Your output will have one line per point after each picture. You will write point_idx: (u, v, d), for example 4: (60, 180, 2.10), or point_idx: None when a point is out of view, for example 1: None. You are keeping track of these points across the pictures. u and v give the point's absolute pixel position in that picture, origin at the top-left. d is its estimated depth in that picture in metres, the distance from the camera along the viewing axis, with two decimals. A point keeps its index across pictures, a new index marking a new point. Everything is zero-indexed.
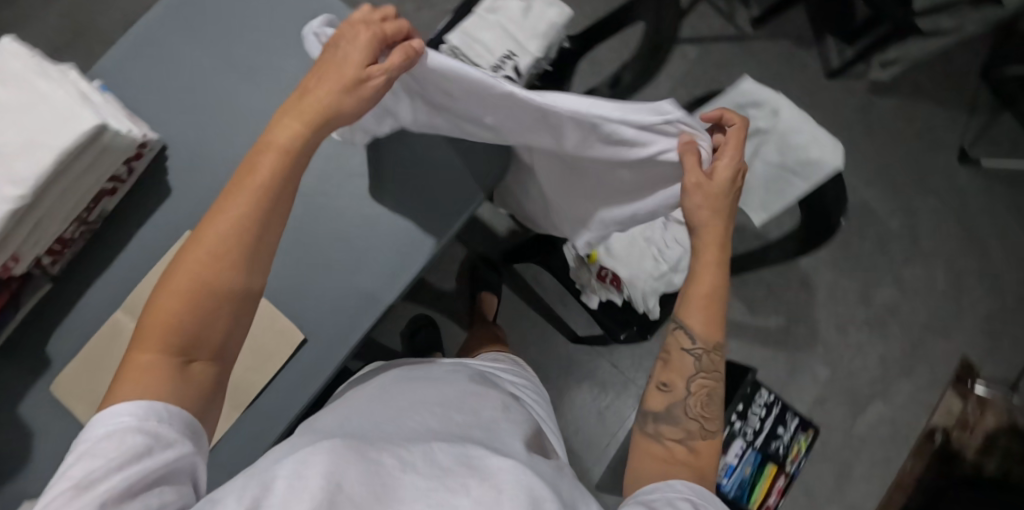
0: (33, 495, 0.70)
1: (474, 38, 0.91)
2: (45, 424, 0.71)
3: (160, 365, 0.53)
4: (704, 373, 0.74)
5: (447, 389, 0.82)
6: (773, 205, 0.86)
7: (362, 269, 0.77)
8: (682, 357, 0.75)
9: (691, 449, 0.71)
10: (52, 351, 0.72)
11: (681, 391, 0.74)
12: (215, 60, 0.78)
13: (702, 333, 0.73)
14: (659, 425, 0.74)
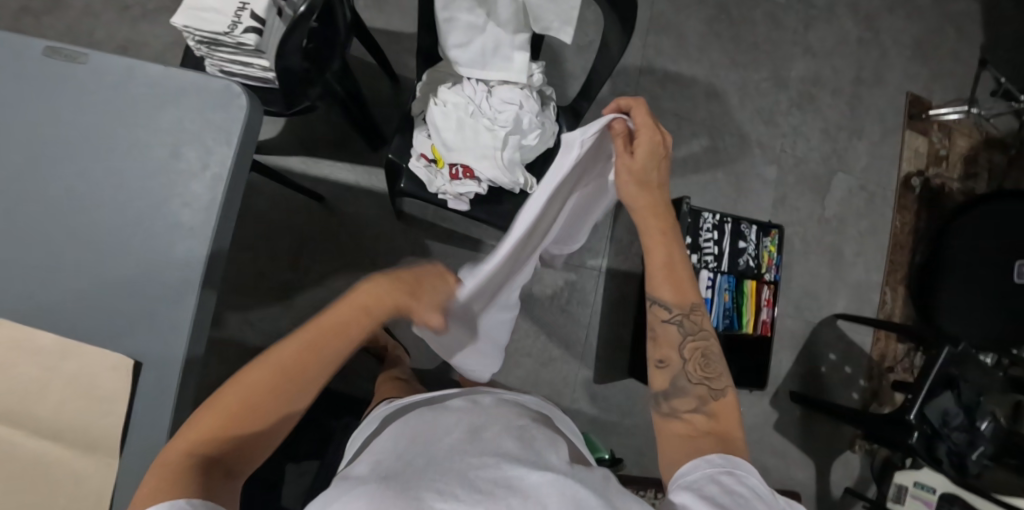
0: None
1: (198, 5, 0.82)
2: None
3: (184, 468, 0.55)
4: (692, 338, 0.75)
5: (466, 412, 0.77)
6: (569, 11, 0.78)
7: (151, 276, 0.72)
8: (666, 329, 0.76)
9: (708, 415, 0.69)
10: None
11: (679, 363, 0.74)
12: None
13: (674, 301, 0.76)
14: (670, 401, 0.72)
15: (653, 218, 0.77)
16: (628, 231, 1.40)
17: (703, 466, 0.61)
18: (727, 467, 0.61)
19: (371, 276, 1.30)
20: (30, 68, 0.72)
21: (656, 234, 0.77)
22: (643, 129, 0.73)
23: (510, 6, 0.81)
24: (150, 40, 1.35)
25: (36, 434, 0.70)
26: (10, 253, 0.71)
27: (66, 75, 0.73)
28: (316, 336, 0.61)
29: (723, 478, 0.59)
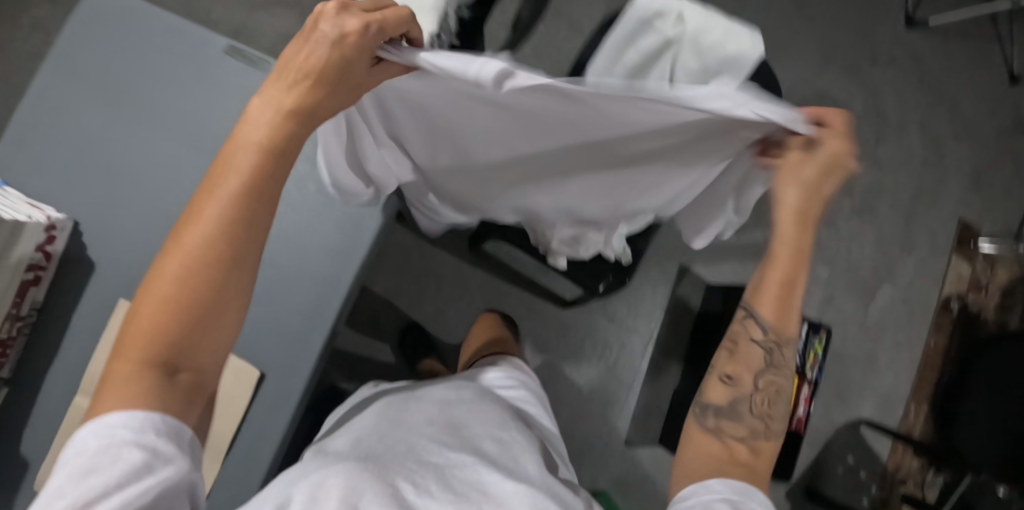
0: None
1: None
2: None
3: (140, 373, 0.45)
4: (773, 371, 0.63)
5: (448, 399, 0.73)
6: None
7: (288, 292, 0.75)
8: (749, 349, 0.64)
9: (752, 449, 0.62)
10: (28, 453, 0.73)
11: (749, 389, 0.63)
12: (98, 124, 0.75)
13: (776, 326, 0.62)
14: (720, 420, 0.63)
15: (793, 224, 0.58)
16: (684, 305, 1.43)
17: (705, 490, 0.58)
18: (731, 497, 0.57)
19: (433, 303, 1.32)
20: (211, 65, 0.76)
21: (793, 254, 0.60)
22: (832, 137, 0.52)
23: None
24: (265, 37, 1.39)
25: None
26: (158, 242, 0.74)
27: (244, 78, 0.76)
28: (253, 162, 0.48)
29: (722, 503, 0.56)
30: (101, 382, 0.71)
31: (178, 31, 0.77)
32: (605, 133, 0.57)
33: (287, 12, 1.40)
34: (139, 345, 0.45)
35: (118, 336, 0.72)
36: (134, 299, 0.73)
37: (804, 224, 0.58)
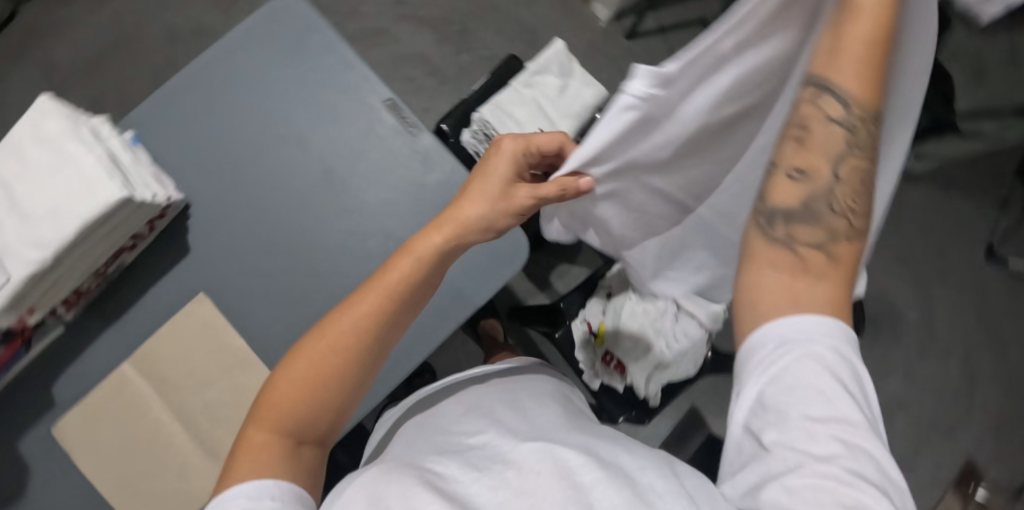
0: None
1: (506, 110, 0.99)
2: (43, 461, 0.75)
3: (272, 445, 0.49)
4: (858, 152, 0.45)
5: (486, 395, 0.65)
6: None
7: None
8: (828, 129, 0.45)
9: (830, 255, 0.45)
10: (55, 394, 0.75)
11: (828, 178, 0.45)
12: (241, 121, 0.77)
13: (858, 93, 0.44)
14: (790, 224, 0.45)
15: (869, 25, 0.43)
16: None
17: (782, 325, 0.43)
18: (827, 350, 0.42)
19: (457, 356, 1.31)
20: (365, 111, 0.79)
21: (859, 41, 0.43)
22: None
23: None
24: (403, 52, 1.43)
25: (175, 413, 0.74)
26: (250, 254, 0.76)
27: (391, 135, 0.79)
28: (406, 266, 0.55)
29: (815, 378, 0.41)
30: (152, 363, 0.74)
31: (346, 65, 0.79)
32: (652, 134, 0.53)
33: (428, 32, 1.43)
34: (273, 414, 0.50)
35: (185, 327, 0.74)
36: (212, 296, 0.75)
37: (890, 21, 0.43)
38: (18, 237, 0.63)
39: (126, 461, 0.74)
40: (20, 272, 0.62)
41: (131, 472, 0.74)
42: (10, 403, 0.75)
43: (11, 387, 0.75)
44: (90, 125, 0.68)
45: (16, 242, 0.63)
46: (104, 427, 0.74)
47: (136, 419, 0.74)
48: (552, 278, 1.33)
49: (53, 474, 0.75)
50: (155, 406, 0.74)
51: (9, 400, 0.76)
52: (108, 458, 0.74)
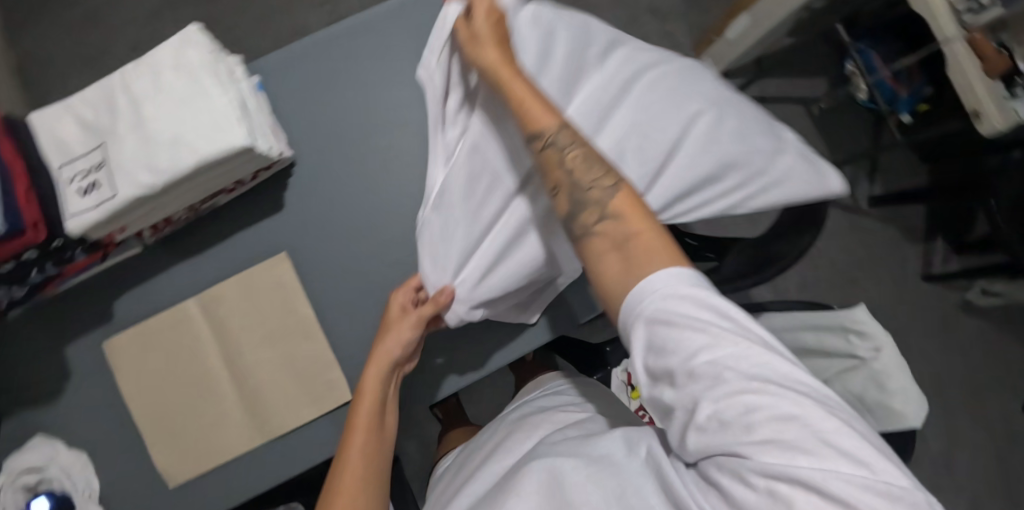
0: (61, 425, 0.76)
1: None
2: (89, 371, 0.76)
3: None
4: (574, 145, 0.58)
5: (498, 436, 0.78)
6: None
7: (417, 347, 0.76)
8: (546, 152, 0.58)
9: (612, 216, 0.56)
10: (115, 310, 0.76)
11: (565, 179, 0.58)
12: (366, 97, 0.77)
13: (547, 120, 0.58)
14: (575, 219, 0.57)
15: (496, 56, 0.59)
16: None
17: (636, 296, 0.52)
18: (686, 295, 0.50)
19: None
20: None
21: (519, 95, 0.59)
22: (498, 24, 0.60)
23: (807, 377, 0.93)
24: None
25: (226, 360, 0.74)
26: (341, 232, 0.76)
27: None
28: (370, 382, 0.69)
29: (686, 329, 0.48)
30: (219, 306, 0.74)
31: None
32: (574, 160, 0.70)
33: None
34: None
35: (260, 280, 0.74)
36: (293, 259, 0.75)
37: (511, 66, 0.59)
38: (136, 158, 0.61)
39: (165, 394, 0.74)
40: (129, 193, 0.61)
41: (167, 406, 0.74)
42: (69, 307, 0.76)
43: (74, 292, 0.76)
44: (228, 64, 0.66)
45: (132, 163, 0.61)
46: (152, 353, 0.75)
47: (187, 354, 0.74)
48: None
49: (96, 387, 0.76)
50: (208, 348, 0.74)
51: (68, 304, 0.76)
52: (151, 384, 0.75)
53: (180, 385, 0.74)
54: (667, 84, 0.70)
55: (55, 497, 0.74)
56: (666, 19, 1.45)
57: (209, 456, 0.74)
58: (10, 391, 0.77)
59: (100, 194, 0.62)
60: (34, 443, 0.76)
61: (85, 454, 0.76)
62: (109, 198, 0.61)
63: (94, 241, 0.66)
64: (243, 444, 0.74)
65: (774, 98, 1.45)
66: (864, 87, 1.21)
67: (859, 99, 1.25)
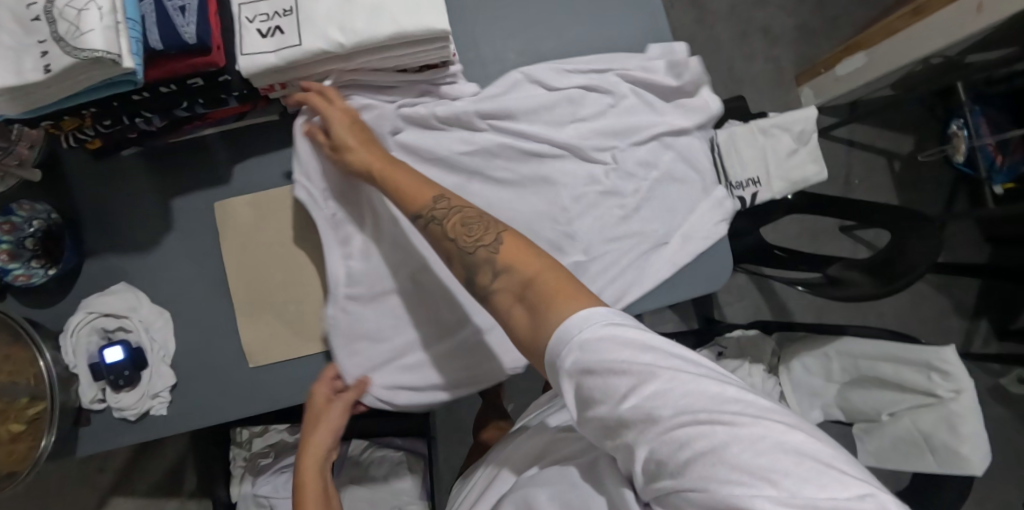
0: (147, 277, 0.73)
1: (737, 146, 0.93)
2: (190, 229, 0.74)
3: None
4: (451, 219, 0.58)
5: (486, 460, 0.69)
6: (892, 461, 0.92)
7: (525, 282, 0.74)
8: (433, 232, 0.59)
9: (494, 276, 0.54)
10: (235, 173, 0.74)
11: (456, 244, 0.57)
12: (540, 28, 0.77)
13: (415, 200, 0.60)
14: (472, 293, 0.57)
15: (348, 128, 0.64)
16: None
17: (556, 342, 0.47)
18: (607, 334, 0.46)
19: None
20: (654, 79, 0.77)
21: (367, 155, 0.64)
22: (327, 108, 0.64)
23: (871, 406, 0.94)
24: None
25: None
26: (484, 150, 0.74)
27: (651, 114, 0.78)
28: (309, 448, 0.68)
29: (601, 373, 0.45)
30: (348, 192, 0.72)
31: (656, 30, 0.79)
32: (597, 196, 0.75)
33: None
34: None
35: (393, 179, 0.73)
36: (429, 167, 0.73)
37: (364, 132, 0.65)
38: (330, 11, 0.58)
39: (268, 272, 0.72)
40: (316, 46, 0.58)
41: (268, 284, 0.72)
42: (187, 159, 0.74)
43: (197, 145, 0.74)
44: None
45: (324, 15, 0.58)
46: (265, 227, 0.72)
47: (301, 236, 0.73)
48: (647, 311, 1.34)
49: (194, 247, 0.74)
50: (324, 235, 0.72)
51: (187, 156, 0.74)
52: (254, 257, 0.72)
53: (288, 265, 0.72)
54: (597, 66, 0.76)
55: (129, 350, 0.70)
56: (777, 44, 1.46)
57: (298, 345, 0.72)
58: (103, 232, 0.74)
59: (281, 40, 0.58)
60: (114, 290, 0.72)
61: (168, 313, 0.72)
62: (292, 45, 0.58)
63: (254, 88, 0.63)
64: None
65: (861, 145, 1.47)
66: (964, 148, 1.24)
67: (956, 161, 1.27)
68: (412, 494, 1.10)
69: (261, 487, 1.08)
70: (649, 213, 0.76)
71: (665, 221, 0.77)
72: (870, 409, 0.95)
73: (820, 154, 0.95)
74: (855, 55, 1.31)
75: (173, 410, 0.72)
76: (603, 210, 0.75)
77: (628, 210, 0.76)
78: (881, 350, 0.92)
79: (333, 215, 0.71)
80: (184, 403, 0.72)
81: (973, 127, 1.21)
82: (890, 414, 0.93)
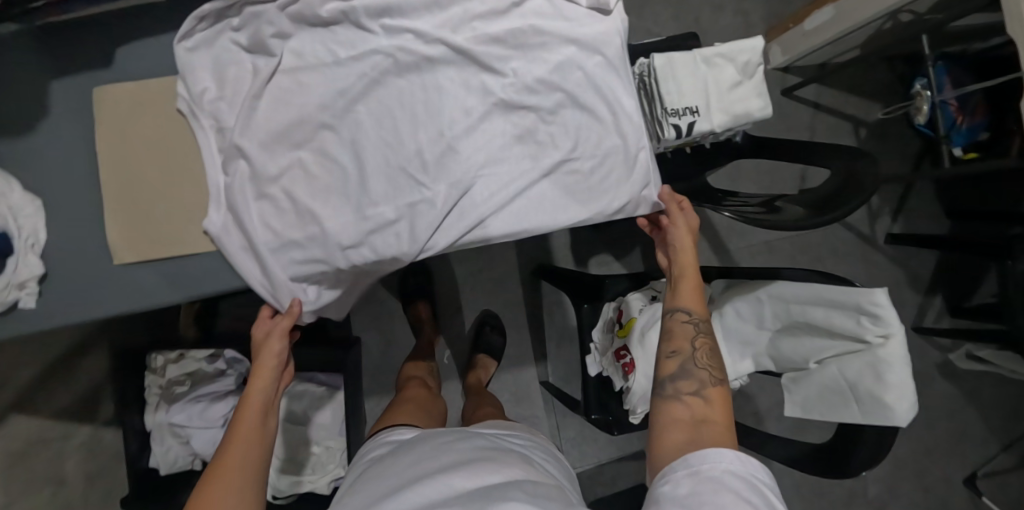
0: (15, 162, 0.69)
1: (674, 71, 0.89)
2: (64, 113, 0.70)
3: None
4: (706, 336, 0.68)
5: (439, 451, 0.64)
6: (817, 411, 0.89)
7: (420, 195, 0.71)
8: (682, 326, 0.69)
9: (705, 400, 0.62)
10: (116, 57, 0.70)
11: (690, 352, 0.66)
12: None
13: (695, 309, 0.69)
14: (674, 382, 0.64)
15: (688, 253, 0.72)
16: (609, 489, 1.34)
17: (707, 452, 0.54)
18: (752, 485, 0.52)
19: (462, 275, 1.27)
20: None
21: (682, 264, 0.72)
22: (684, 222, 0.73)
23: (798, 353, 0.90)
24: None
25: (224, 153, 0.69)
26: (379, 49, 0.70)
27: (569, 25, 0.74)
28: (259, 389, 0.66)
29: (719, 496, 0.50)
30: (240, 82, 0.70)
31: None
32: (494, 110, 0.72)
33: None
34: None
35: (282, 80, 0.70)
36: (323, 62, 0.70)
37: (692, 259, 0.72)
38: None
39: (143, 162, 0.70)
40: None
41: (140, 176, 0.69)
42: (63, 38, 0.69)
43: (74, 23, 0.69)
44: None
45: None
46: (141, 116, 0.70)
47: (178, 131, 0.70)
48: (590, 262, 1.30)
49: (70, 133, 0.70)
50: (207, 136, 0.69)
51: (63, 35, 0.69)
52: (128, 148, 0.69)
53: (161, 159, 0.70)
54: None
55: None
56: None
57: (166, 244, 0.69)
58: None
59: None
60: None
61: (40, 201, 0.68)
62: None
63: None
64: (211, 244, 0.70)
65: (826, 107, 1.42)
66: (926, 108, 1.19)
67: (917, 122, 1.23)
68: (331, 430, 1.07)
69: (175, 416, 1.04)
70: (562, 133, 0.74)
71: (577, 143, 0.74)
72: (797, 357, 0.91)
73: (765, 88, 0.91)
74: (822, 9, 1.21)
75: (44, 304, 0.68)
76: (507, 124, 0.73)
77: (534, 126, 0.73)
78: (815, 293, 0.86)
79: (214, 125, 0.70)
80: (53, 299, 0.69)
81: (936, 85, 1.16)
82: (817, 362, 0.89)
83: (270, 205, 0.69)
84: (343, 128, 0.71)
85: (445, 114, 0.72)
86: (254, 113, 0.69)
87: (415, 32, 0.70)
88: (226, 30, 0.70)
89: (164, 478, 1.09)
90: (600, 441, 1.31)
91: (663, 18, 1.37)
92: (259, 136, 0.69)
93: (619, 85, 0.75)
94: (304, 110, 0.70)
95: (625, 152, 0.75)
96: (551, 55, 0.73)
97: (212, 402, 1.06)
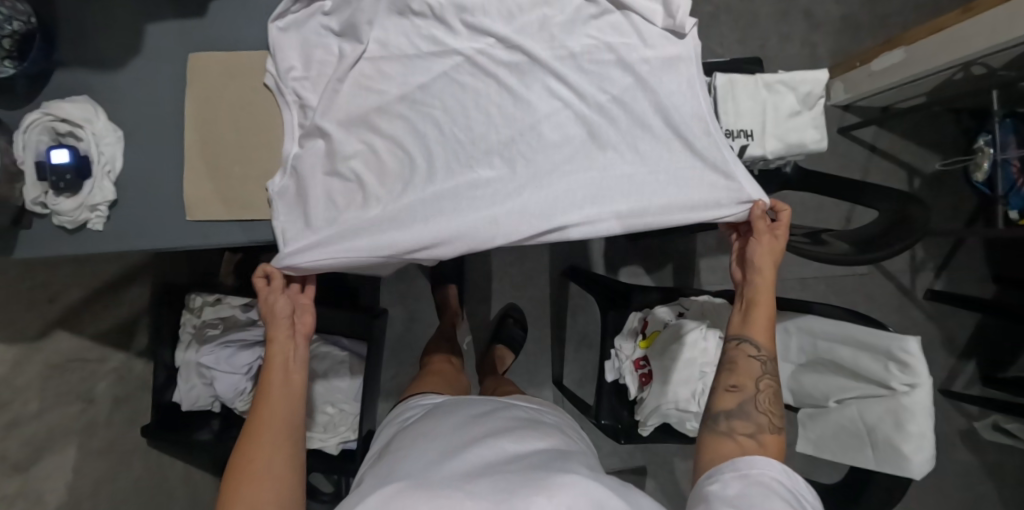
0: (104, 92, 0.74)
1: (736, 93, 0.89)
2: (155, 53, 0.75)
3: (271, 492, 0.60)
4: (773, 379, 0.68)
5: (486, 416, 0.68)
6: (830, 451, 0.88)
7: (485, 194, 0.73)
8: (748, 361, 0.68)
9: (761, 444, 0.63)
10: (209, 10, 0.75)
11: (753, 392, 0.67)
12: None
13: (765, 342, 0.69)
14: (731, 421, 0.65)
15: (771, 274, 0.71)
16: None
17: (753, 459, 0.59)
18: (795, 494, 0.56)
19: (495, 264, 1.30)
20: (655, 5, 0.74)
21: (759, 287, 0.71)
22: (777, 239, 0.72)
23: (819, 390, 0.90)
24: None
25: (305, 130, 0.73)
26: (459, 49, 0.74)
27: (645, 42, 0.75)
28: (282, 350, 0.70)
29: (768, 500, 0.54)
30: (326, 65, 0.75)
31: None
32: (567, 118, 0.75)
33: None
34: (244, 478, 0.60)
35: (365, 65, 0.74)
36: (405, 53, 0.74)
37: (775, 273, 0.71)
38: None
39: (225, 117, 0.74)
40: None
41: (223, 142, 0.74)
42: None
43: None
44: None
45: None
46: (230, 71, 0.74)
47: (263, 103, 0.75)
48: (620, 271, 1.31)
49: (158, 75, 0.75)
50: (290, 113, 0.73)
51: None
52: (216, 101, 0.74)
53: (243, 127, 0.74)
54: None
55: (75, 156, 0.69)
56: (816, 32, 1.39)
57: (240, 198, 0.73)
58: (68, 41, 0.74)
59: None
60: (76, 100, 0.72)
61: (120, 132, 0.73)
62: None
63: None
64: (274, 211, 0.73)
65: (882, 152, 1.40)
66: (987, 165, 1.18)
67: (976, 179, 1.21)
68: (347, 394, 1.10)
69: (203, 356, 1.08)
70: (632, 148, 0.74)
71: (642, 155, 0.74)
72: (818, 393, 0.90)
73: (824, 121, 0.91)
74: (893, 51, 1.20)
75: (110, 227, 0.73)
76: (580, 133, 0.75)
77: (602, 137, 0.74)
78: (844, 332, 0.86)
79: (298, 103, 0.74)
80: (118, 223, 0.73)
81: (998, 142, 1.15)
82: (837, 402, 0.88)
83: (338, 181, 0.73)
84: (415, 119, 0.74)
85: (520, 119, 0.74)
86: (337, 95, 0.73)
87: (497, 36, 0.73)
88: (317, 14, 0.74)
89: (183, 414, 1.13)
90: (603, 448, 1.31)
91: (728, 40, 1.37)
92: (339, 118, 0.73)
93: (689, 102, 0.74)
94: (381, 101, 0.74)
95: (694, 162, 0.73)
96: (621, 75, 0.75)
97: (238, 349, 1.09)
